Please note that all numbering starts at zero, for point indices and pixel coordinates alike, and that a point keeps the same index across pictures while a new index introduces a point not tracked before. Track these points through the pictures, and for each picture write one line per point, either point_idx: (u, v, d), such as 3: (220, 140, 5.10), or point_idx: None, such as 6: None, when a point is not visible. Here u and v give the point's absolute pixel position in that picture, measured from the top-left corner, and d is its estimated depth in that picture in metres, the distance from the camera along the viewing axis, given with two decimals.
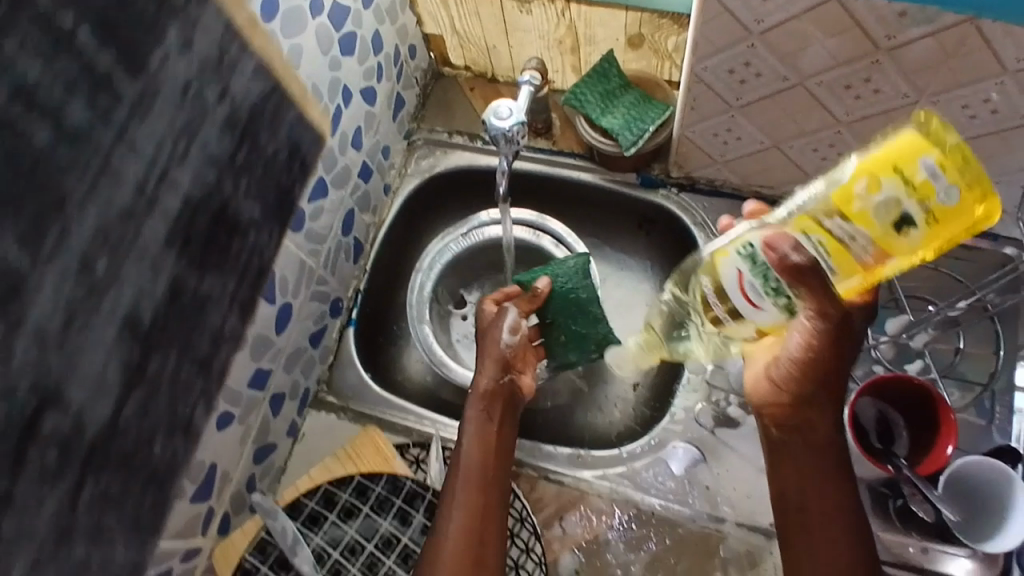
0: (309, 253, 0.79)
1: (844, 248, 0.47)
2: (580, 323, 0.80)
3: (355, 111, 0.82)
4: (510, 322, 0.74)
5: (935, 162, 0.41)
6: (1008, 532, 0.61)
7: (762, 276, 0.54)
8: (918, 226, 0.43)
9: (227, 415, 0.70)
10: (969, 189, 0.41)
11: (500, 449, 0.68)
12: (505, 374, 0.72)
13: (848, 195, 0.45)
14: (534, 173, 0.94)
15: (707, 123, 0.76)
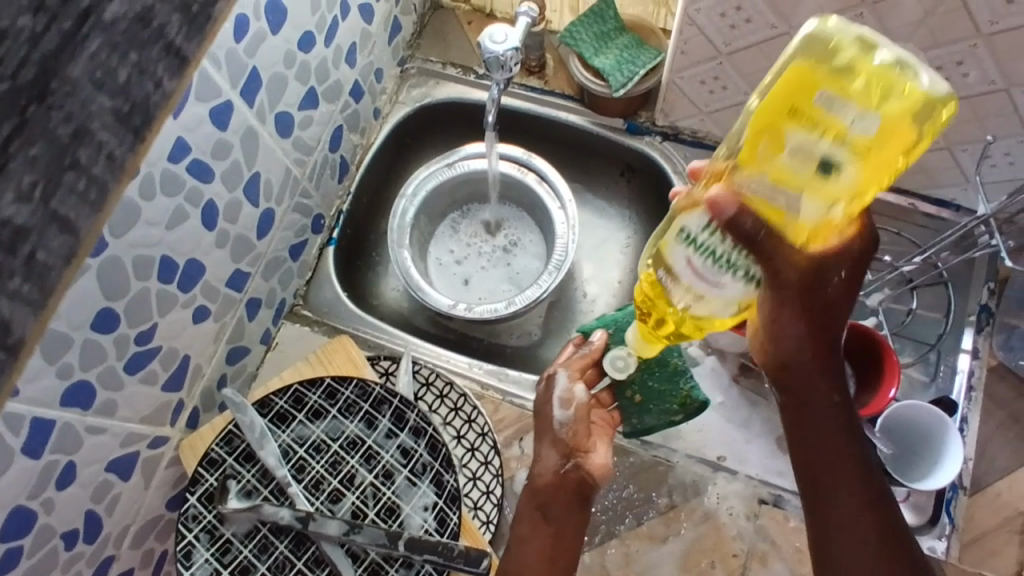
0: (296, 163, 0.80)
1: (779, 212, 0.47)
2: (659, 378, 0.69)
3: (352, 27, 0.82)
4: (559, 393, 0.66)
5: (830, 91, 0.43)
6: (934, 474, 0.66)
7: (708, 253, 0.50)
8: (844, 163, 0.43)
9: (203, 309, 0.72)
10: (881, 103, 0.42)
11: (561, 544, 0.61)
12: (568, 459, 0.65)
13: (751, 161, 0.47)
14: (524, 110, 0.95)
15: (695, 69, 0.78)
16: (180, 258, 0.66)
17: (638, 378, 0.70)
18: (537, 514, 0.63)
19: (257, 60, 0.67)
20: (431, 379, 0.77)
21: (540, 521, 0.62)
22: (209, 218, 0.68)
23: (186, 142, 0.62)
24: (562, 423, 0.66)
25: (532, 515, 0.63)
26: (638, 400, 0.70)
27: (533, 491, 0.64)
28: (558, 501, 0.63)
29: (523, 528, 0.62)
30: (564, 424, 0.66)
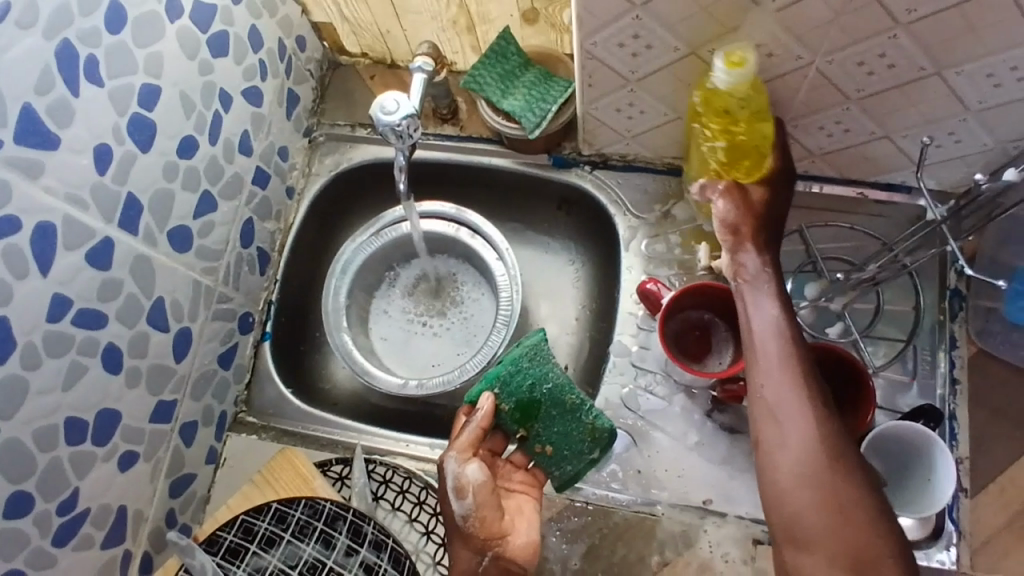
0: (205, 271, 0.74)
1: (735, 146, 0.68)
2: (560, 422, 0.65)
3: (239, 115, 0.77)
4: (452, 483, 0.62)
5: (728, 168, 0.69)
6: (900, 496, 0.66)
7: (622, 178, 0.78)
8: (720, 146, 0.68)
9: (130, 454, 0.67)
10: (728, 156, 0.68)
11: None
12: (483, 553, 0.62)
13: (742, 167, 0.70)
14: (444, 161, 0.90)
15: (609, 98, 0.73)
16: (88, 414, 0.61)
17: (535, 431, 0.66)
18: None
19: (131, 185, 0.63)
20: (388, 476, 0.73)
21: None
22: (113, 362, 0.63)
23: (64, 296, 0.57)
24: (462, 519, 0.62)
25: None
26: (549, 452, 0.66)
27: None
28: None
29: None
30: (471, 520, 0.62)
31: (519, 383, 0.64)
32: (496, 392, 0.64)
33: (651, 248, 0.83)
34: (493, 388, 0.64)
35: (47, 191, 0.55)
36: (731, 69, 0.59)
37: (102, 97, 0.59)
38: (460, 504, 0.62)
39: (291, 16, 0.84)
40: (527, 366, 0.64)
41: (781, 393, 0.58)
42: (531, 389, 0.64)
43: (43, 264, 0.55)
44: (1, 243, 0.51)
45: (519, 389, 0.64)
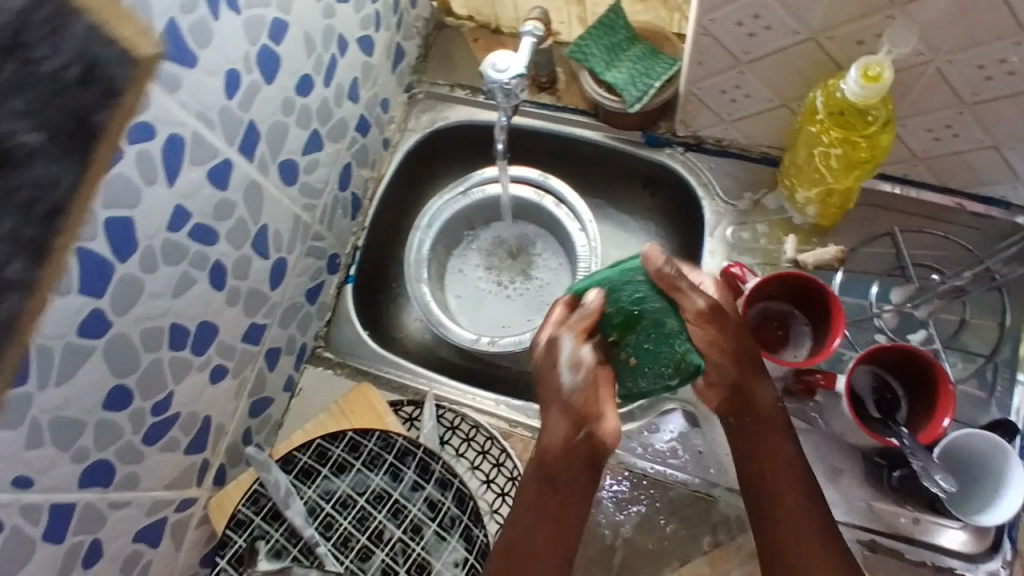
0: (304, 208, 0.78)
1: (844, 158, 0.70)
2: (654, 340, 0.63)
3: (352, 62, 0.79)
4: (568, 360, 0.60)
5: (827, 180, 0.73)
6: (965, 508, 0.66)
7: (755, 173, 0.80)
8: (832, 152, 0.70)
9: (220, 368, 0.71)
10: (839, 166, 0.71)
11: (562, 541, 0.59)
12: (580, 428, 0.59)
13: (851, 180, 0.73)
14: (538, 129, 0.92)
15: (715, 79, 0.73)
16: (190, 323, 0.65)
17: (630, 339, 0.63)
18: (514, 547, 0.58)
19: (253, 113, 0.66)
20: (456, 422, 0.75)
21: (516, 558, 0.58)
22: (217, 279, 0.67)
23: (184, 208, 0.60)
24: (546, 434, 0.61)
25: (506, 543, 0.59)
26: (633, 363, 0.64)
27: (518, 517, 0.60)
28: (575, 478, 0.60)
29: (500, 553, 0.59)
30: (558, 436, 0.59)
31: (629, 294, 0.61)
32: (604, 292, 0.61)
33: (736, 235, 0.82)
34: (601, 287, 0.62)
35: (181, 106, 0.58)
36: (867, 82, 0.60)
37: (238, 25, 0.62)
38: (547, 413, 0.61)
39: None
40: (641, 280, 0.60)
41: (762, 451, 0.62)
42: (640, 302, 0.61)
43: (171, 172, 0.58)
44: (137, 148, 0.54)
45: (626, 299, 0.61)
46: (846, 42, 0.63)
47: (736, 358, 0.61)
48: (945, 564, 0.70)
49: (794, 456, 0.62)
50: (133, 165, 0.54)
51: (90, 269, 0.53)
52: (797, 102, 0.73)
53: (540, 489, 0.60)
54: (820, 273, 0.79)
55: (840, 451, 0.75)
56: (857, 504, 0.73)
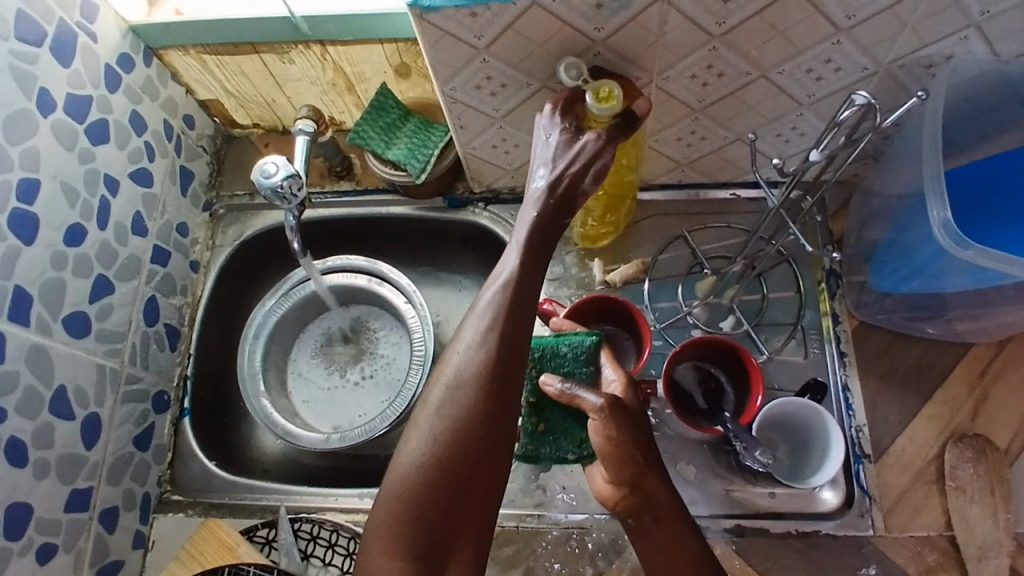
0: (108, 355, 0.74)
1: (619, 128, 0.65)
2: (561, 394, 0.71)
3: (128, 197, 0.78)
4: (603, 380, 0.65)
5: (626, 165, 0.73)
6: (790, 473, 0.70)
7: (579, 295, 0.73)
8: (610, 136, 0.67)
9: (48, 546, 0.67)
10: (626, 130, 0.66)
11: (494, 413, 0.54)
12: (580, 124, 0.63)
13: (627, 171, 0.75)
14: (345, 216, 0.93)
15: (482, 138, 0.77)
16: None
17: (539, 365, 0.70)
18: (477, 444, 0.53)
19: (18, 279, 0.64)
20: (315, 532, 0.73)
21: (459, 459, 0.53)
22: (17, 456, 0.63)
23: None
24: (478, 326, 0.57)
25: (444, 450, 0.53)
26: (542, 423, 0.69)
27: (451, 431, 0.53)
28: (512, 321, 0.57)
29: (414, 463, 0.53)
30: (467, 358, 0.56)
31: (565, 360, 0.70)
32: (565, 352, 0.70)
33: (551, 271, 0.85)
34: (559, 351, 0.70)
35: None
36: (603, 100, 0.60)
37: None
38: (475, 325, 0.57)
39: (175, 97, 0.87)
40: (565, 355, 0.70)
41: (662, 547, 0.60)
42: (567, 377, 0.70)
43: None
44: None
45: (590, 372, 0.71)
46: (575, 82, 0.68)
47: (620, 452, 0.59)
48: (809, 529, 0.74)
49: (701, 557, 0.59)
50: None
51: None
52: None
53: (491, 390, 0.55)
54: (629, 288, 0.83)
55: (691, 449, 0.77)
56: (716, 495, 0.75)
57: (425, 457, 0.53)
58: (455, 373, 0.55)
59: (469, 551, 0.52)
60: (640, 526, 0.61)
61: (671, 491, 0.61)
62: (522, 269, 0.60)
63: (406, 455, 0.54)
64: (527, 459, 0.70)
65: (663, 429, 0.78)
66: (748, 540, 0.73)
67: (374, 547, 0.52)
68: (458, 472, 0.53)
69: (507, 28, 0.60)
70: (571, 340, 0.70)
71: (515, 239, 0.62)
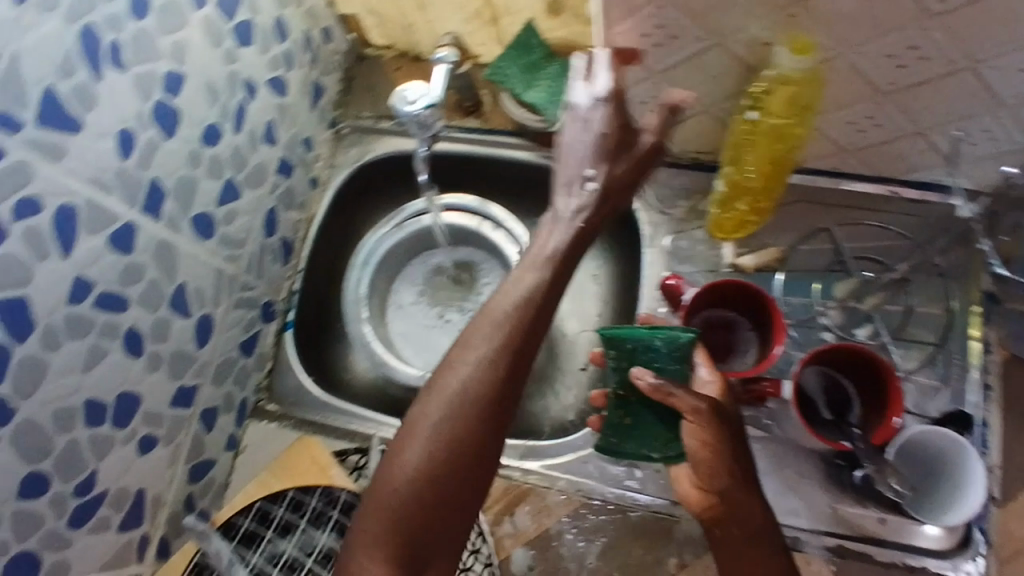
0: (228, 259, 0.75)
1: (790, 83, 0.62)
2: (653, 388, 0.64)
3: (264, 104, 0.77)
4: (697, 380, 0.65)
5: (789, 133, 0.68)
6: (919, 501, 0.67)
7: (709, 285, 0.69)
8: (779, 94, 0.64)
9: (150, 438, 0.68)
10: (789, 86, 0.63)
11: (499, 435, 0.53)
12: None
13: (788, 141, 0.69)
14: (466, 153, 0.90)
15: (632, 91, 0.72)
16: (109, 396, 0.62)
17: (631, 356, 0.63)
18: (397, 476, 0.51)
19: (156, 169, 0.63)
20: None
21: (452, 476, 0.51)
22: (135, 345, 0.64)
23: (86, 279, 0.58)
24: (512, 332, 0.55)
25: (433, 465, 0.51)
26: (628, 420, 0.65)
27: (490, 437, 0.53)
28: (522, 346, 0.55)
29: (418, 467, 0.51)
30: (474, 374, 0.53)
31: (656, 357, 0.63)
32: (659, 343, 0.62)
33: (675, 244, 0.80)
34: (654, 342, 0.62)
35: (69, 174, 0.55)
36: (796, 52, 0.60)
37: (126, 83, 0.59)
38: (471, 352, 0.54)
39: (317, 7, 0.85)
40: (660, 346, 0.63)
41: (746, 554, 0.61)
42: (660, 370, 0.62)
43: (68, 244, 0.56)
44: (23, 224, 0.52)
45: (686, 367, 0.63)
46: (752, 44, 0.61)
47: (717, 455, 0.60)
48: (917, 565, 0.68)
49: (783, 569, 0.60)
50: (23, 242, 0.52)
51: None
52: (717, 107, 0.71)
53: (472, 428, 0.52)
54: (760, 276, 0.78)
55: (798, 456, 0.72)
56: (821, 509, 0.70)
57: (452, 462, 0.51)
58: (464, 385, 0.53)
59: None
60: (724, 531, 0.62)
61: (759, 503, 0.61)
62: (545, 285, 0.58)
63: (413, 453, 0.51)
64: (608, 451, 0.67)
65: (771, 430, 0.74)
66: (847, 562, 0.68)
67: (359, 534, 0.51)
68: (449, 488, 0.51)
69: None
70: (665, 335, 0.62)
71: (549, 248, 0.61)
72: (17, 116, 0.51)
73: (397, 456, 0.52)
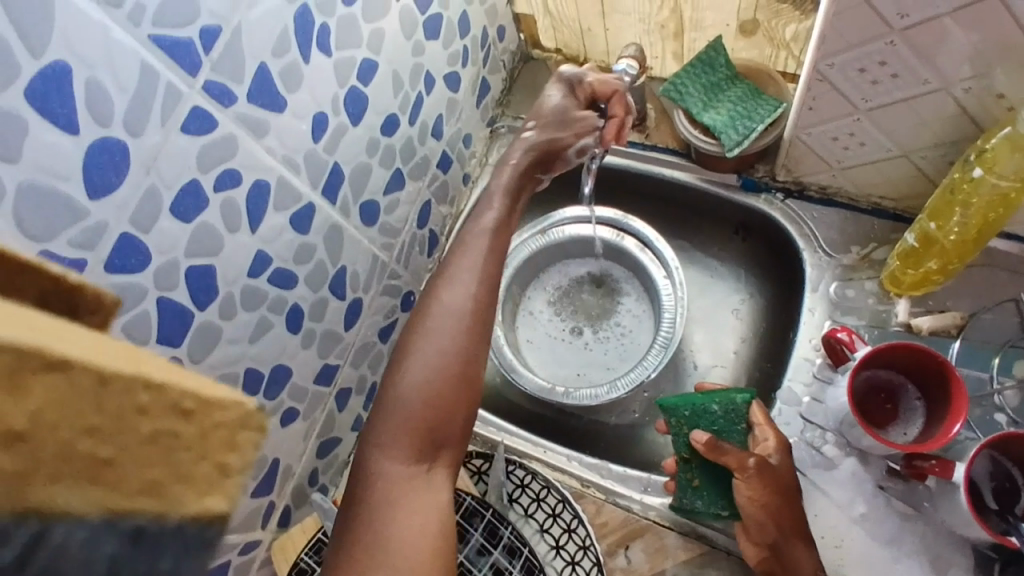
0: (382, 247, 0.76)
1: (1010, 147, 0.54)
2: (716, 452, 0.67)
3: (437, 98, 0.78)
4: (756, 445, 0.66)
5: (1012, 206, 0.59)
6: None
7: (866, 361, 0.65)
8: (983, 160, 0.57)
9: (292, 411, 0.69)
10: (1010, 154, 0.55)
11: (480, 351, 0.55)
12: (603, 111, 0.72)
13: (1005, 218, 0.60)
14: (624, 168, 0.87)
15: (827, 126, 0.67)
16: (265, 367, 0.63)
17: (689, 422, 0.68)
18: (409, 369, 0.53)
19: (337, 155, 0.65)
20: (526, 480, 0.71)
21: (456, 386, 0.53)
22: (294, 322, 0.65)
23: (266, 253, 0.59)
24: (467, 267, 0.59)
25: (435, 372, 0.53)
26: (695, 483, 0.67)
27: (479, 354, 0.55)
28: (488, 269, 0.59)
29: (421, 380, 0.53)
30: (471, 293, 0.57)
31: (716, 420, 0.67)
32: (716, 408, 0.67)
33: (840, 292, 0.75)
34: (711, 407, 0.68)
35: (267, 150, 0.56)
36: None
37: (329, 68, 0.60)
38: (462, 267, 0.59)
39: (498, 6, 0.84)
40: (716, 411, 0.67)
41: None
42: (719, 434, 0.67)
43: (254, 220, 0.57)
44: (222, 194, 0.53)
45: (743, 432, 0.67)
46: (986, 95, 0.55)
47: (768, 511, 0.61)
48: None
49: None
50: (220, 214, 0.53)
51: (168, 316, 0.52)
52: (920, 154, 0.65)
53: (467, 328, 0.55)
54: (935, 340, 0.71)
55: (955, 547, 0.65)
56: None
57: (450, 373, 0.53)
58: (448, 303, 0.56)
59: (407, 464, 0.50)
60: None
61: (814, 560, 0.61)
62: (501, 221, 0.64)
63: (411, 370, 0.53)
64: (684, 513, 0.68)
65: (926, 512, 0.66)
66: None
67: (377, 437, 0.52)
68: (453, 397, 0.53)
69: (946, 13, 0.49)
70: (721, 398, 0.67)
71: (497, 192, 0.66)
72: (233, 91, 0.52)
73: (395, 373, 0.54)
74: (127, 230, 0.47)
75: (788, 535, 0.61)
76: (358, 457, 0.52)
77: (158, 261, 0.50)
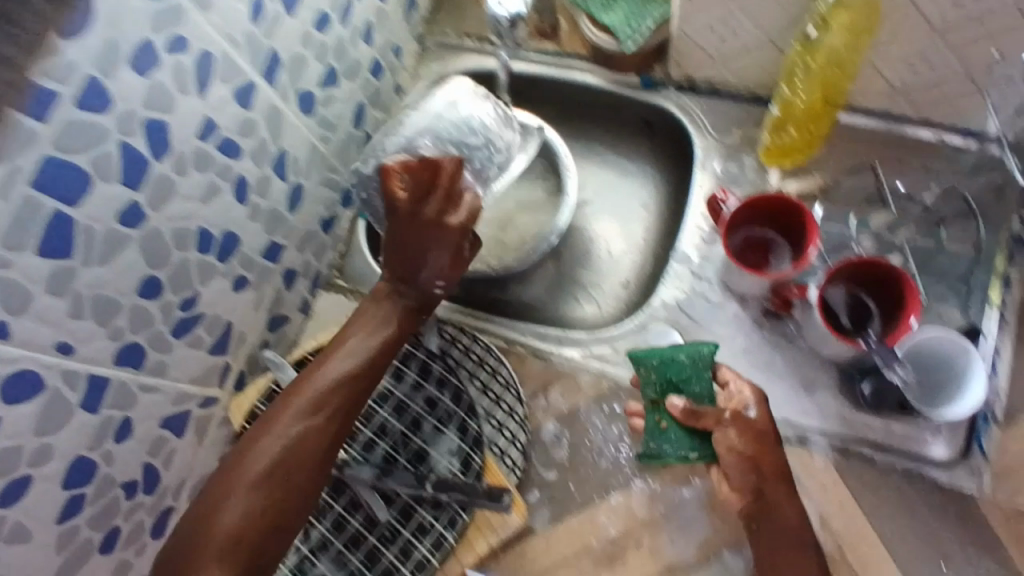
0: (321, 139, 0.84)
1: (834, 14, 0.70)
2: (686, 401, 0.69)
3: (366, 5, 0.86)
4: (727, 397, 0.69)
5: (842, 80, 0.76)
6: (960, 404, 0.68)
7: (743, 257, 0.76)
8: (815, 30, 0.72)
9: (242, 278, 0.77)
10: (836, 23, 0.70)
11: (336, 434, 0.64)
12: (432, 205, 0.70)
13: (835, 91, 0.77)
14: (540, 75, 0.97)
15: (704, 16, 0.78)
16: (215, 230, 0.72)
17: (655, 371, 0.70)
18: (270, 445, 0.62)
19: (276, 42, 0.73)
20: (457, 337, 0.81)
21: (304, 460, 0.62)
22: (240, 193, 0.74)
23: (213, 120, 0.68)
24: (351, 362, 0.67)
25: (285, 446, 0.62)
26: (662, 426, 0.69)
27: (334, 440, 0.64)
28: (365, 372, 0.67)
29: (271, 455, 0.62)
30: (340, 386, 0.66)
31: (684, 368, 0.70)
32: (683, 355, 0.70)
33: (725, 169, 0.86)
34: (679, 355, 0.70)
35: (209, 23, 0.64)
36: None
37: None
38: (329, 360, 0.67)
39: None
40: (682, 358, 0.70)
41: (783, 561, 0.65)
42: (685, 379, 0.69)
43: (203, 85, 0.65)
44: (172, 58, 0.61)
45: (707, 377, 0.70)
46: None
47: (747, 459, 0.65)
48: (915, 470, 0.73)
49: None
50: (170, 75, 0.62)
51: (131, 165, 0.60)
52: (782, 37, 0.77)
53: (319, 431, 0.64)
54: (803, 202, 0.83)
55: (818, 367, 0.77)
56: (831, 413, 0.75)
57: (296, 443, 0.63)
58: (318, 395, 0.65)
59: (235, 530, 0.59)
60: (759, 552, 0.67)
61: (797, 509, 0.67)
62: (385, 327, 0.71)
63: (268, 441, 0.62)
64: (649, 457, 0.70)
65: (794, 340, 0.78)
66: (849, 462, 0.73)
67: (224, 484, 0.61)
68: (297, 470, 0.62)
69: None
70: (689, 349, 0.70)
71: (398, 304, 0.72)
72: None
73: (252, 440, 0.62)
74: (93, 73, 0.55)
75: (775, 488, 0.66)
76: (205, 507, 0.61)
77: (117, 108, 0.58)
